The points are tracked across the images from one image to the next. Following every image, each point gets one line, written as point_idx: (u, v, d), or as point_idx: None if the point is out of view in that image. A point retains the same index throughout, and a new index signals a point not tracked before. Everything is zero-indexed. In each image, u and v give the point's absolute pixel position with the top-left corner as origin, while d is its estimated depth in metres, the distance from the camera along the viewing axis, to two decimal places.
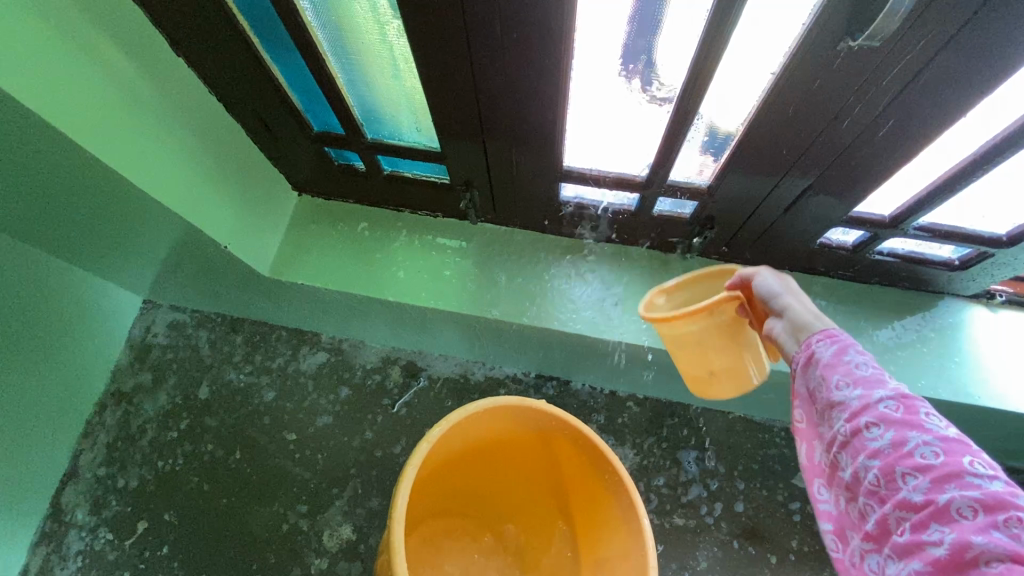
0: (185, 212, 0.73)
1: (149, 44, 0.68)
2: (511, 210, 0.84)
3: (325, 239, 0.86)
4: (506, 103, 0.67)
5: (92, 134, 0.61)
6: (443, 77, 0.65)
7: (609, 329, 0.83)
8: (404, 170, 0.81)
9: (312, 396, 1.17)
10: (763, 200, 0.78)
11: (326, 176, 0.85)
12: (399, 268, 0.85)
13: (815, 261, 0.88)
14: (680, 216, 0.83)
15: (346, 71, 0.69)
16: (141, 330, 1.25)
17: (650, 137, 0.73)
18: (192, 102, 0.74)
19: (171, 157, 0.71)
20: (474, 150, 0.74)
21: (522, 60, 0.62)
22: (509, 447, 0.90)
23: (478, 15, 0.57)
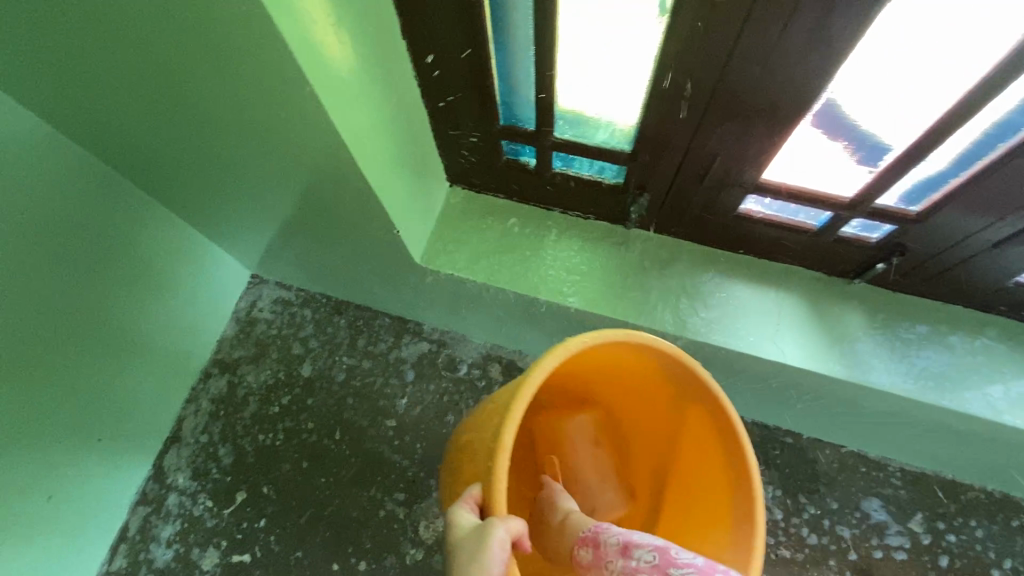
0: (377, 184, 0.69)
1: (385, 23, 0.64)
2: (678, 218, 0.81)
3: (476, 233, 0.85)
4: (730, 117, 0.65)
5: (342, 120, 0.61)
6: (681, 83, 0.63)
7: (771, 350, 0.78)
8: (576, 170, 0.79)
9: (413, 386, 1.17)
10: (965, 238, 0.70)
11: (489, 170, 0.82)
12: (549, 267, 0.83)
13: (996, 300, 0.79)
14: (866, 242, 0.76)
15: (565, 70, 0.67)
16: (246, 304, 1.27)
17: (874, 161, 0.67)
18: (404, 88, 0.70)
19: (384, 141, 0.69)
20: (669, 160, 0.72)
21: (779, 61, 0.58)
22: (639, 372, 0.82)
23: (758, 27, 0.55)
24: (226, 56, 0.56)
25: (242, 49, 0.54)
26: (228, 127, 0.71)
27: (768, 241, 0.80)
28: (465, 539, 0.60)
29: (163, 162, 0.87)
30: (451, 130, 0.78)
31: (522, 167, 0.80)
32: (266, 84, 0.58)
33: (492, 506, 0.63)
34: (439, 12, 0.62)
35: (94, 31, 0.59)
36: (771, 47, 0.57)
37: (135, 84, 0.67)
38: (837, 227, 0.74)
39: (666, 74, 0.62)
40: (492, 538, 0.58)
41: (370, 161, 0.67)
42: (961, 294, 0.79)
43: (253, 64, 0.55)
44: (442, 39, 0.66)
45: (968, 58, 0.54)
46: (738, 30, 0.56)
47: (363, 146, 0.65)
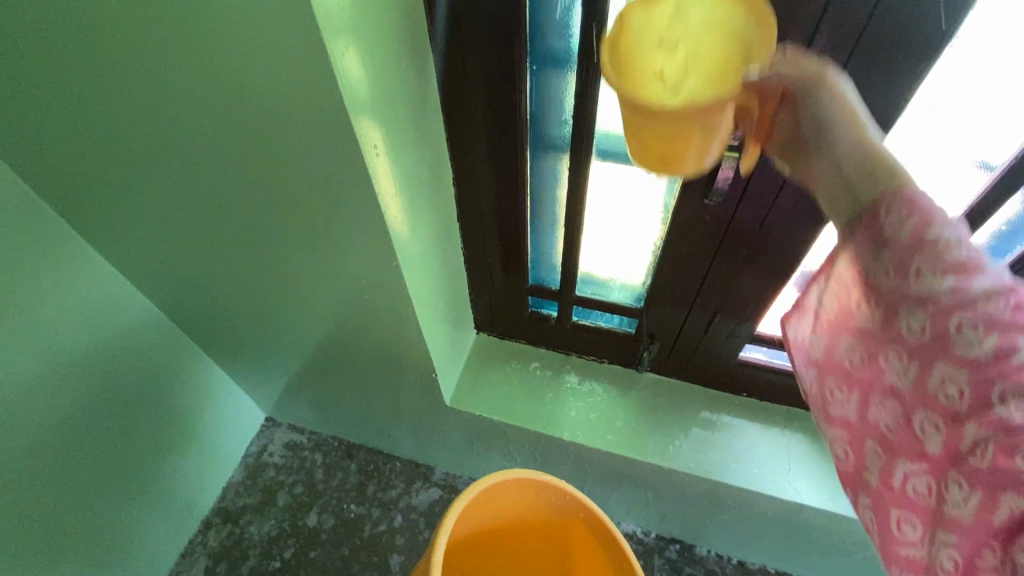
0: (425, 330, 0.78)
1: (449, 210, 0.79)
2: (686, 363, 0.89)
3: (500, 376, 0.92)
4: (728, 281, 0.77)
5: (410, 283, 0.72)
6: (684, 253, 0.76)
7: (787, 490, 0.82)
8: (593, 320, 0.89)
9: (423, 535, 1.14)
10: None
11: (514, 321, 0.92)
12: (570, 407, 0.89)
13: None
14: None
15: (587, 242, 0.81)
16: (257, 448, 1.27)
17: None
18: (453, 256, 0.83)
19: (435, 297, 0.80)
20: (676, 313, 0.83)
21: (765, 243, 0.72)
22: (523, 530, 0.76)
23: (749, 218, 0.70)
24: (317, 224, 0.69)
25: (336, 219, 0.67)
26: (291, 284, 0.82)
27: (770, 385, 0.87)
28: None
29: (215, 313, 0.97)
30: (484, 287, 0.89)
31: (545, 318, 0.90)
32: (344, 246, 0.70)
33: None
34: (488, 200, 0.78)
35: (203, 210, 0.73)
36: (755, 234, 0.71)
37: (221, 247, 0.79)
38: None
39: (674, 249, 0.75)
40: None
41: (421, 311, 0.77)
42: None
43: (339, 231, 0.69)
44: (487, 219, 0.80)
45: None
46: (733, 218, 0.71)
47: (420, 302, 0.76)
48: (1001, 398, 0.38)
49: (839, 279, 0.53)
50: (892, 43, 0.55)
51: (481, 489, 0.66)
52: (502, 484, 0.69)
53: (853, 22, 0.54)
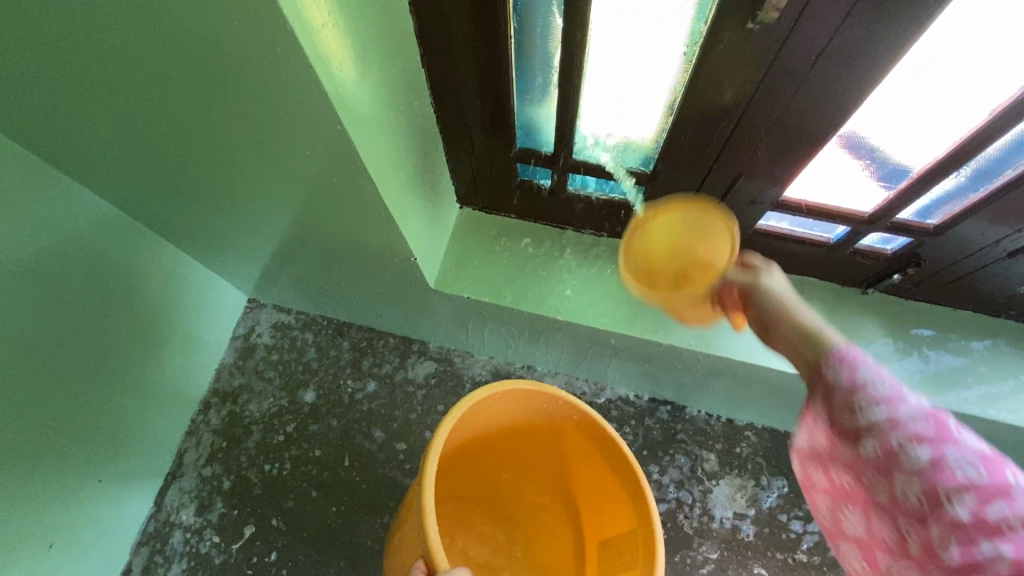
0: (393, 209, 0.67)
1: (409, 56, 0.62)
2: None
3: (489, 254, 0.83)
4: (761, 134, 0.64)
5: (369, 152, 0.59)
6: (709, 100, 0.62)
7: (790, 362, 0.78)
8: (591, 190, 0.78)
9: (421, 406, 1.15)
10: (983, 244, 0.69)
11: (501, 191, 0.81)
12: (565, 285, 0.82)
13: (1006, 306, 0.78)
14: (882, 254, 0.75)
15: (586, 93, 0.66)
16: (244, 330, 1.23)
17: (897, 175, 0.67)
18: (422, 115, 0.69)
19: (403, 169, 0.67)
20: (692, 177, 0.71)
21: (811, 83, 0.58)
22: (520, 435, 0.81)
23: (797, 50, 0.55)
24: (244, 81, 0.54)
25: (261, 72, 0.52)
26: (232, 159, 0.69)
27: (788, 256, 0.79)
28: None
29: (156, 193, 0.84)
30: (464, 153, 0.76)
31: (536, 188, 0.78)
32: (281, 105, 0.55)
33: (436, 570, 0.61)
34: (461, 30, 0.60)
35: (92, 62, 0.57)
36: (801, 70, 0.57)
37: (135, 114, 0.63)
38: (856, 241, 0.74)
39: (696, 94, 0.61)
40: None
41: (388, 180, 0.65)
42: (974, 303, 0.79)
43: (271, 86, 0.53)
44: (463, 58, 0.63)
45: (996, 77, 0.55)
46: (779, 46, 0.55)
47: (384, 175, 0.64)
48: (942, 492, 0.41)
49: (809, 435, 0.52)
50: None
51: (478, 398, 0.71)
52: (487, 399, 0.72)
53: None
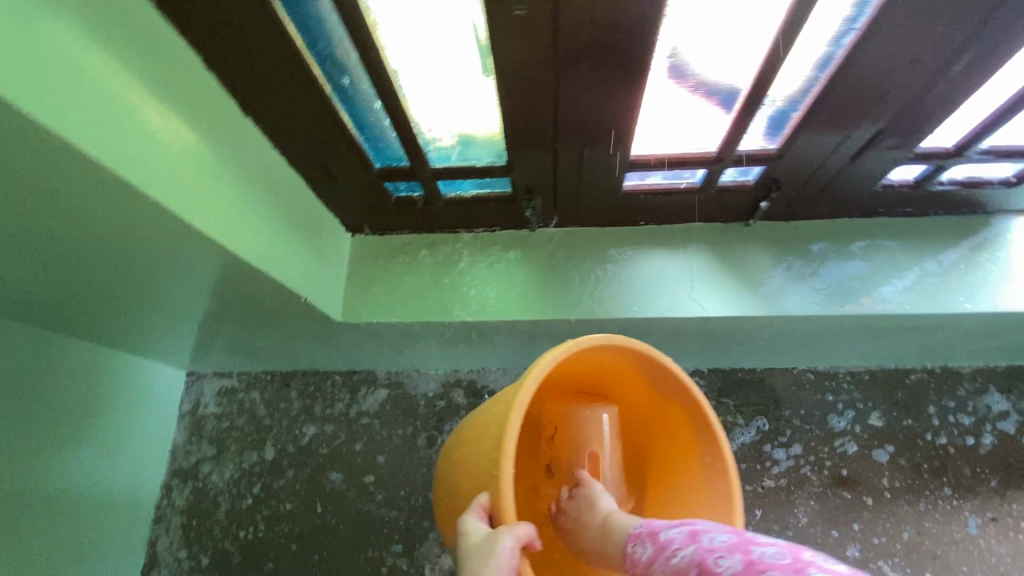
0: (276, 271, 0.67)
1: (231, 119, 0.60)
2: (574, 211, 0.79)
3: (390, 274, 0.84)
4: (572, 101, 0.57)
5: (229, 228, 0.58)
6: (506, 83, 0.55)
7: (691, 304, 0.81)
8: (466, 190, 0.75)
9: (381, 435, 1.15)
10: (831, 152, 0.65)
11: (382, 212, 0.80)
12: (470, 285, 0.83)
13: (874, 205, 0.76)
14: (741, 187, 0.72)
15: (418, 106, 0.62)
16: (190, 404, 1.21)
17: (719, 111, 0.60)
18: (269, 168, 0.67)
19: (272, 230, 0.66)
20: (540, 159, 0.66)
21: (606, 42, 0.51)
22: (621, 387, 0.72)
23: (574, 16, 0.48)
24: None
25: None
26: None
27: (663, 207, 0.77)
28: (472, 553, 0.51)
29: (37, 302, 0.81)
30: (331, 185, 0.75)
31: (412, 201, 0.77)
32: (106, 226, 0.53)
33: (496, 511, 0.53)
34: (270, 74, 0.56)
35: None
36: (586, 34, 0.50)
37: None
38: (712, 180, 0.71)
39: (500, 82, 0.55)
40: (500, 554, 0.49)
41: (256, 252, 0.63)
42: (843, 208, 0.77)
43: (77, 215, 0.50)
44: (286, 100, 0.60)
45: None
46: (557, 17, 0.48)
47: (255, 243, 0.63)
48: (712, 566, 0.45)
49: None
50: None
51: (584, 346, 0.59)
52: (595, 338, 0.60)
53: None
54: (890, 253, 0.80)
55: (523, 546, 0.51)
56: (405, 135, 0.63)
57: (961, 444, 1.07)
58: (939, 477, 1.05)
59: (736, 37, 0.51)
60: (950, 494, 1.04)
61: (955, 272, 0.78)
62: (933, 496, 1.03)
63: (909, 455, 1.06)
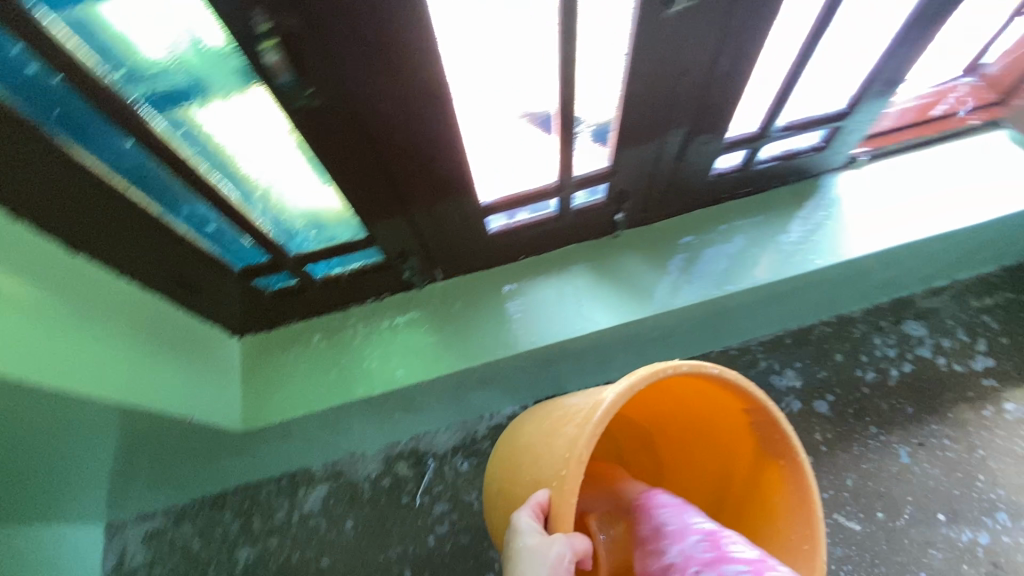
0: (165, 407, 0.63)
1: (88, 274, 0.56)
2: (451, 262, 0.80)
3: (287, 369, 0.82)
4: (413, 166, 0.59)
5: (101, 384, 0.55)
6: (342, 170, 0.56)
7: (585, 322, 0.83)
8: (337, 269, 0.75)
9: (331, 532, 1.09)
10: (657, 159, 0.71)
11: (262, 307, 0.79)
12: (370, 359, 0.82)
13: (717, 192, 0.83)
14: (596, 206, 0.77)
15: (262, 205, 0.62)
16: (114, 560, 1.10)
17: (544, 143, 0.65)
18: (142, 302, 0.63)
19: (149, 365, 0.62)
20: (401, 225, 0.68)
21: (417, 109, 0.53)
22: (714, 424, 0.67)
23: (372, 98, 0.50)
24: None
25: None
26: None
27: (534, 239, 0.81)
28: (527, 549, 0.50)
29: None
30: (205, 301, 0.72)
31: (288, 290, 0.77)
32: None
33: (551, 515, 0.53)
34: (116, 215, 0.54)
35: None
36: (398, 106, 0.52)
37: None
38: (567, 205, 0.76)
39: (334, 170, 0.56)
40: (548, 559, 0.49)
41: (138, 394, 0.60)
42: (695, 200, 0.83)
43: None
44: (138, 235, 0.57)
45: (538, 38, 0.52)
46: (358, 103, 0.50)
47: (134, 387, 0.59)
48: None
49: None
50: None
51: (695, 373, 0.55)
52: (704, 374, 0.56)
53: None
54: (752, 228, 0.87)
55: (575, 560, 0.51)
56: (257, 238, 0.63)
57: (871, 380, 1.14)
58: (862, 418, 1.11)
59: (520, 74, 0.56)
60: (876, 431, 1.10)
61: (825, 229, 0.86)
62: (862, 438, 1.09)
63: (834, 404, 1.12)
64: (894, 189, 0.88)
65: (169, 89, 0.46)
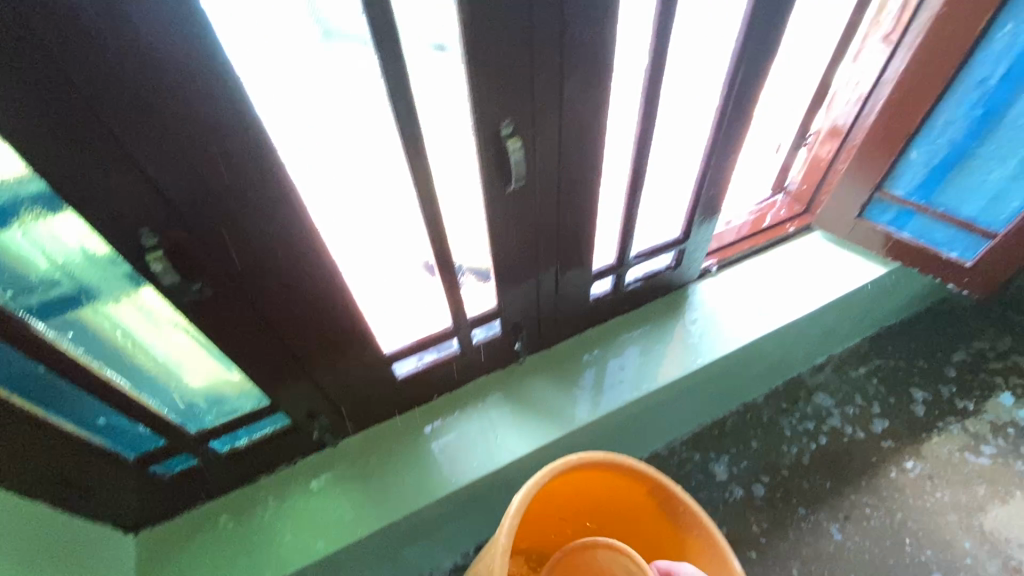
0: None
1: None
2: (362, 414, 0.81)
3: (188, 559, 0.75)
4: (307, 332, 0.63)
5: None
6: (237, 348, 0.59)
7: (505, 450, 0.85)
8: (242, 440, 0.74)
9: None
10: (538, 293, 0.80)
11: (160, 495, 0.74)
12: (283, 531, 0.78)
13: (598, 313, 0.94)
14: (494, 340, 0.84)
15: (157, 390, 0.62)
16: None
17: (433, 295, 0.72)
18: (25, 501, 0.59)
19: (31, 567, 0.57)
20: (303, 387, 0.70)
21: (305, 286, 0.58)
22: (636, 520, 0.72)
23: (261, 285, 0.55)
24: None
25: None
26: None
27: (440, 379, 0.85)
28: None
29: None
30: (93, 500, 0.66)
31: (189, 472, 0.73)
32: None
33: None
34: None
35: None
36: (287, 286, 0.57)
37: None
38: (467, 344, 0.82)
39: (228, 349, 0.58)
40: None
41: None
42: (581, 320, 0.93)
43: None
44: (19, 444, 0.54)
45: (407, 218, 0.60)
46: (247, 291, 0.54)
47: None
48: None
49: None
50: (162, 30, 0.35)
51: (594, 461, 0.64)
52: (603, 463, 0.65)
53: (105, 53, 0.35)
54: (640, 339, 0.98)
55: None
56: (151, 423, 0.62)
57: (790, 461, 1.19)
58: (792, 501, 1.13)
59: (400, 242, 0.63)
60: (807, 512, 1.12)
61: (701, 328, 0.98)
62: (797, 524, 1.10)
63: (763, 493, 1.14)
64: (746, 287, 1.03)
65: (57, 301, 0.48)
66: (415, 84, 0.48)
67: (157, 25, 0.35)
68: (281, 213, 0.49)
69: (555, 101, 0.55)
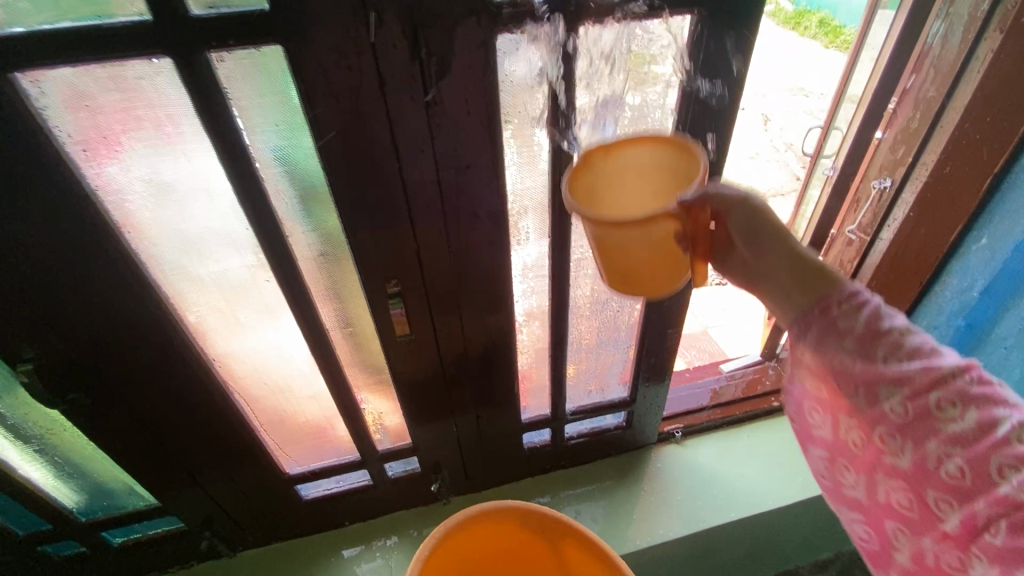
0: None
1: None
2: (262, 527, 0.79)
3: None
4: (194, 444, 0.64)
5: None
6: (119, 447, 0.60)
7: None
8: (140, 532, 0.74)
9: None
10: (458, 435, 0.78)
11: None
12: None
13: (535, 463, 0.89)
14: (410, 475, 0.80)
15: (48, 476, 0.64)
16: None
17: (333, 425, 0.70)
18: None
19: None
20: (193, 493, 0.69)
21: (187, 402, 0.59)
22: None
23: (139, 397, 0.56)
24: None
25: None
26: None
27: (350, 505, 0.81)
28: None
29: None
30: None
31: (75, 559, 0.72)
32: None
33: None
34: None
35: None
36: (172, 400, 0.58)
37: None
38: (377, 474, 0.78)
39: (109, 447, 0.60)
40: None
41: None
42: (515, 466, 0.87)
43: None
44: None
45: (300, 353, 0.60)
46: (128, 399, 0.56)
47: None
48: (999, 417, 0.35)
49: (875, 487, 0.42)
50: (38, 186, 0.40)
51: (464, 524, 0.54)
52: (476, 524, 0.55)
53: None
54: (582, 497, 0.90)
55: None
56: (36, 507, 0.64)
57: None
58: None
59: (299, 378, 0.63)
60: None
61: (654, 497, 0.89)
62: None
63: None
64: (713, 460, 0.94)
65: None
66: (297, 242, 0.51)
67: (51, 197, 0.41)
68: (156, 336, 0.52)
69: (447, 267, 0.56)
